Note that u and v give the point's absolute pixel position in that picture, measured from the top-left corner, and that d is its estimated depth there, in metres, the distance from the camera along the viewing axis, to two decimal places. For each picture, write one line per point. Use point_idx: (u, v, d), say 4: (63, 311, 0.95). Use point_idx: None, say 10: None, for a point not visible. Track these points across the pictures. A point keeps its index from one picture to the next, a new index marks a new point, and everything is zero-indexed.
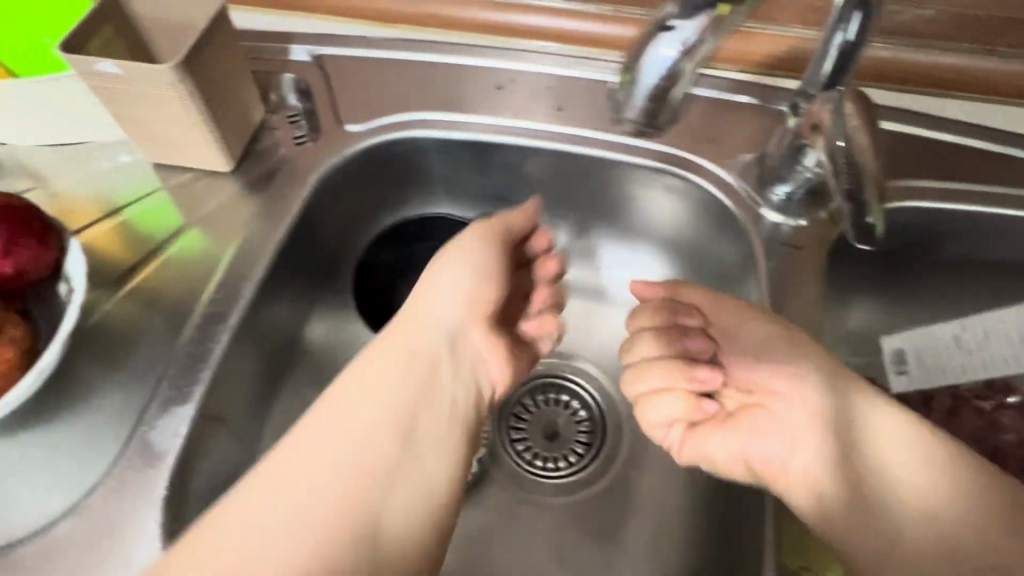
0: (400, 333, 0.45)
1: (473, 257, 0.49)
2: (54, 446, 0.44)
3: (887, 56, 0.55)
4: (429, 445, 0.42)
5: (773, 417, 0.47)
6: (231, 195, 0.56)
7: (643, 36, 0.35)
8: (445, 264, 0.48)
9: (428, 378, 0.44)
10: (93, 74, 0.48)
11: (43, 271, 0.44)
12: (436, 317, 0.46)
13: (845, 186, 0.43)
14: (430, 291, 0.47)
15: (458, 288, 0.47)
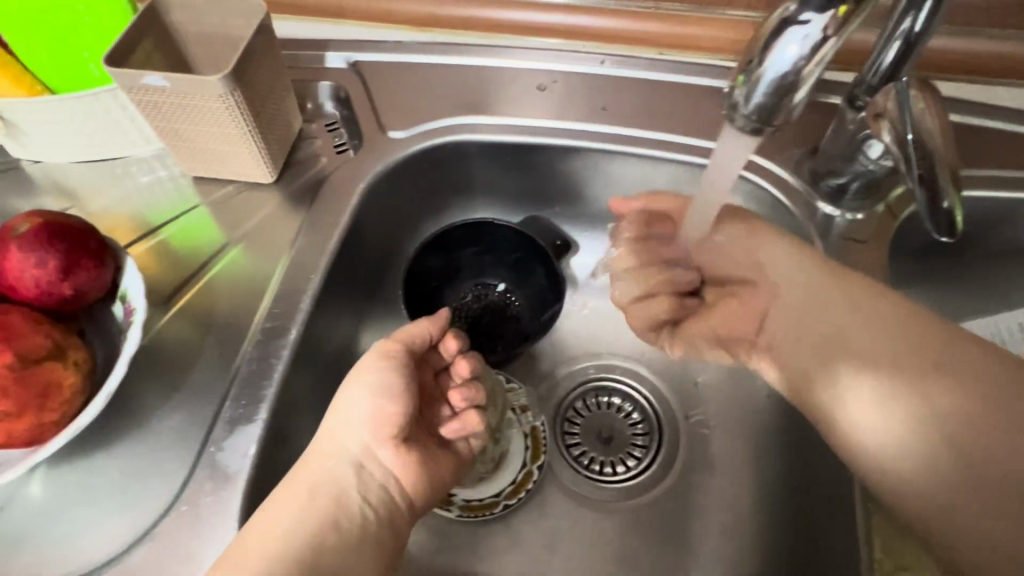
0: (303, 470, 0.42)
1: (371, 378, 0.44)
2: (121, 471, 0.43)
3: (941, 45, 0.54)
4: (338, 556, 0.39)
5: (749, 302, 0.48)
6: (276, 207, 0.55)
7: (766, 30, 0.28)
8: (347, 388, 0.44)
9: (328, 505, 0.40)
10: (138, 87, 0.47)
11: (101, 292, 0.43)
12: (340, 447, 0.43)
13: (918, 172, 0.42)
14: (336, 410, 0.44)
15: (365, 405, 0.43)
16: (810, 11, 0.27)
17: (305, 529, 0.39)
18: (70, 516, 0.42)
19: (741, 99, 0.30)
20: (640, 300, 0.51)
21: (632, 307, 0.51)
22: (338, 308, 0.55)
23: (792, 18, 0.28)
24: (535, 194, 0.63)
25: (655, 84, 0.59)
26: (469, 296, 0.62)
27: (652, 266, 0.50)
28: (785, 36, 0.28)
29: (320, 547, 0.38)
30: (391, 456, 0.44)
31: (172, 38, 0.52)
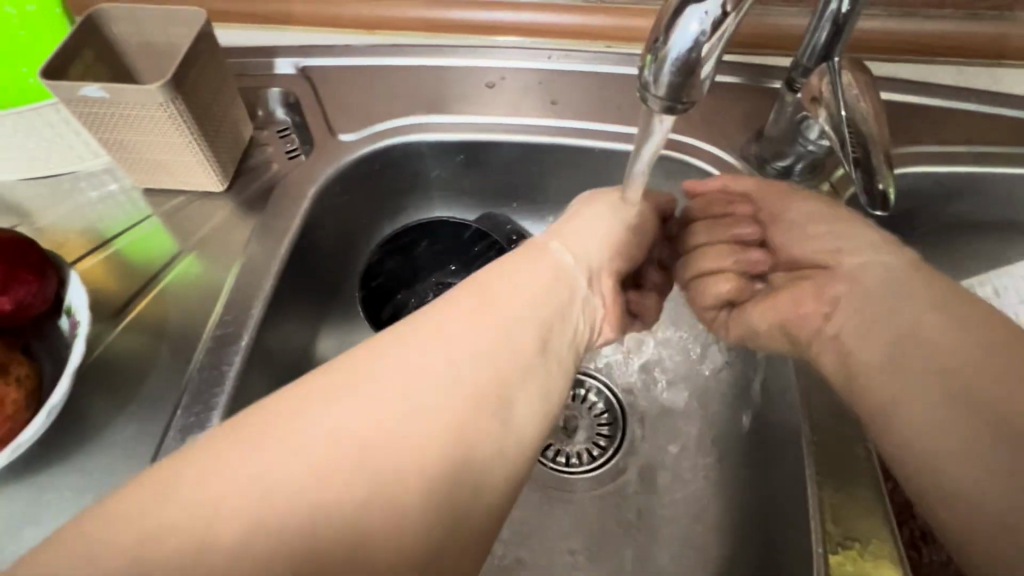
0: (541, 260, 0.39)
1: (612, 211, 0.44)
2: (71, 488, 0.43)
3: (875, 27, 0.56)
4: (532, 376, 0.33)
5: (820, 284, 0.44)
6: (227, 214, 0.54)
7: (669, 11, 0.30)
8: (588, 211, 0.44)
9: (554, 315, 0.36)
10: (76, 100, 0.46)
11: (44, 307, 0.42)
12: (579, 251, 0.41)
13: (852, 153, 0.43)
14: (568, 239, 0.41)
15: (590, 243, 0.42)
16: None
17: (514, 333, 0.33)
18: (22, 534, 0.41)
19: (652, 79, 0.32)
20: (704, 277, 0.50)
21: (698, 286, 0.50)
22: (295, 313, 0.55)
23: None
24: (493, 190, 0.63)
25: (603, 76, 0.60)
26: (432, 295, 0.61)
27: (723, 240, 0.50)
28: (685, 14, 0.30)
29: (536, 349, 0.34)
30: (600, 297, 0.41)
31: (114, 49, 0.52)
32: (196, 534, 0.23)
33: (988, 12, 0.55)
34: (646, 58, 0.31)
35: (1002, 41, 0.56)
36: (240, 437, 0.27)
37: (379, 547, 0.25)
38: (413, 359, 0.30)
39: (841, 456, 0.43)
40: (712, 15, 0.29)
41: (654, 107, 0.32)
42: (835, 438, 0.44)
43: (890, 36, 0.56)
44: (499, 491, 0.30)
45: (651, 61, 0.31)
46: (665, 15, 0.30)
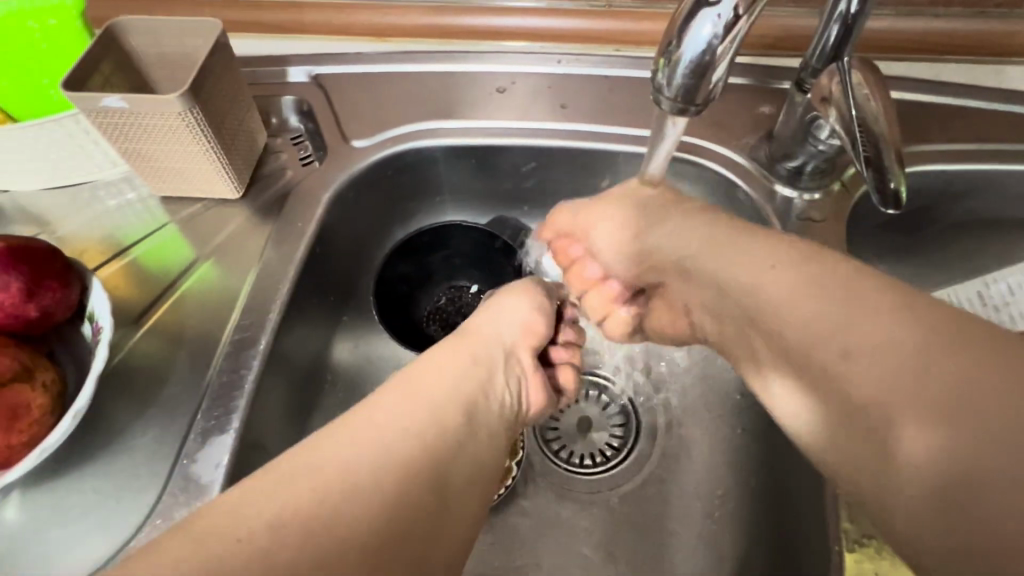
0: (458, 345, 0.41)
1: (516, 297, 0.47)
2: (95, 490, 0.43)
3: (883, 26, 0.56)
4: (469, 446, 0.35)
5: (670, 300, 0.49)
6: (243, 221, 0.55)
7: (680, 15, 0.31)
8: (502, 297, 0.47)
9: (478, 391, 0.38)
10: (98, 110, 0.47)
11: (67, 312, 0.43)
12: (495, 333, 0.43)
13: (864, 152, 0.43)
14: (496, 311, 0.46)
15: (519, 314, 0.46)
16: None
17: (466, 383, 0.37)
18: (48, 536, 0.42)
19: (665, 81, 0.32)
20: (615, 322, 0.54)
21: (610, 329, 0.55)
22: (310, 318, 0.55)
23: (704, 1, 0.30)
24: (503, 194, 0.64)
25: (612, 80, 0.60)
26: (443, 299, 0.63)
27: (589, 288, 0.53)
28: (698, 18, 0.30)
29: (475, 416, 0.36)
30: (531, 364, 0.44)
31: (132, 60, 0.53)
32: (229, 547, 0.25)
33: (998, 10, 0.55)
34: (659, 61, 0.32)
35: (1012, 38, 0.55)
36: (208, 516, 0.27)
37: (388, 550, 0.28)
38: (364, 431, 0.31)
39: None
40: (724, 19, 0.30)
41: (668, 110, 0.33)
42: None
43: (899, 34, 0.56)
44: (475, 507, 0.34)
45: (664, 65, 0.32)
46: (678, 18, 0.31)
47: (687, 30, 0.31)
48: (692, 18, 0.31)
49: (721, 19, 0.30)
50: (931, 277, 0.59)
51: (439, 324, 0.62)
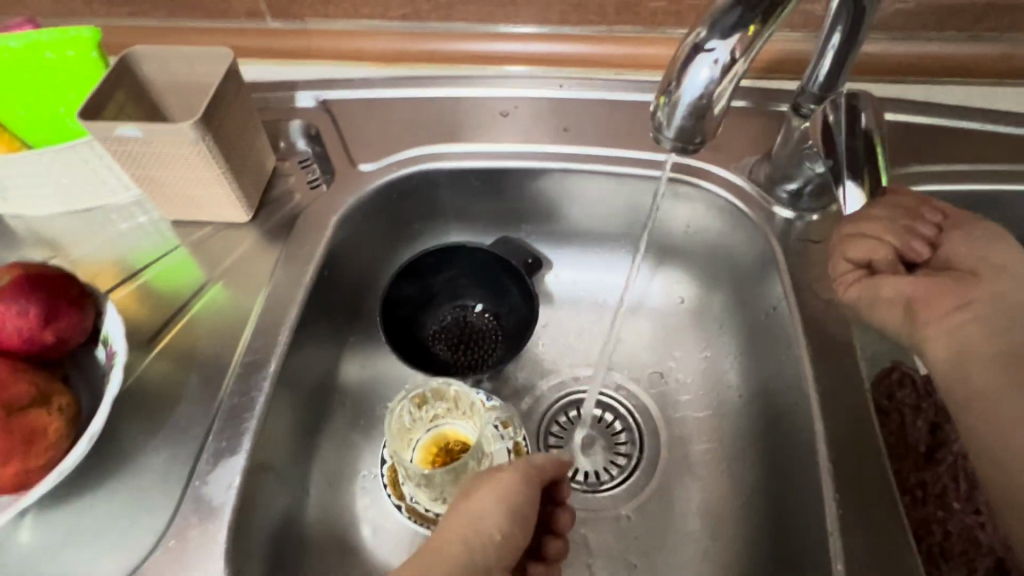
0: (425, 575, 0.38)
1: (492, 498, 0.43)
2: (107, 512, 0.44)
3: (876, 50, 0.57)
4: None
5: (956, 283, 0.45)
6: (253, 243, 0.56)
7: (677, 60, 0.33)
8: (479, 498, 0.43)
9: None
10: (113, 139, 0.49)
11: (82, 336, 0.44)
12: (465, 555, 0.40)
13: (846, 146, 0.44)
14: (471, 508, 0.42)
15: (490, 528, 0.42)
16: (714, 38, 0.31)
17: None
18: (60, 558, 0.42)
19: (665, 121, 0.34)
20: (856, 235, 0.49)
21: (840, 241, 0.50)
22: (317, 341, 0.56)
23: (700, 46, 0.32)
24: (507, 215, 0.65)
25: (613, 104, 0.62)
26: (449, 318, 0.63)
27: (893, 225, 0.48)
28: (695, 62, 0.32)
29: None
30: None
31: (145, 89, 0.54)
32: None
33: (992, 33, 0.56)
34: (659, 102, 0.34)
35: (1003, 61, 0.57)
36: None
37: None
38: None
39: (859, 473, 0.44)
40: (720, 64, 0.32)
41: (669, 147, 0.35)
42: (852, 454, 0.45)
43: (892, 57, 0.58)
44: None
45: (664, 105, 0.34)
46: (675, 62, 0.33)
47: (683, 75, 0.33)
48: (689, 61, 0.33)
49: (718, 63, 0.31)
50: None
51: (444, 342, 0.62)
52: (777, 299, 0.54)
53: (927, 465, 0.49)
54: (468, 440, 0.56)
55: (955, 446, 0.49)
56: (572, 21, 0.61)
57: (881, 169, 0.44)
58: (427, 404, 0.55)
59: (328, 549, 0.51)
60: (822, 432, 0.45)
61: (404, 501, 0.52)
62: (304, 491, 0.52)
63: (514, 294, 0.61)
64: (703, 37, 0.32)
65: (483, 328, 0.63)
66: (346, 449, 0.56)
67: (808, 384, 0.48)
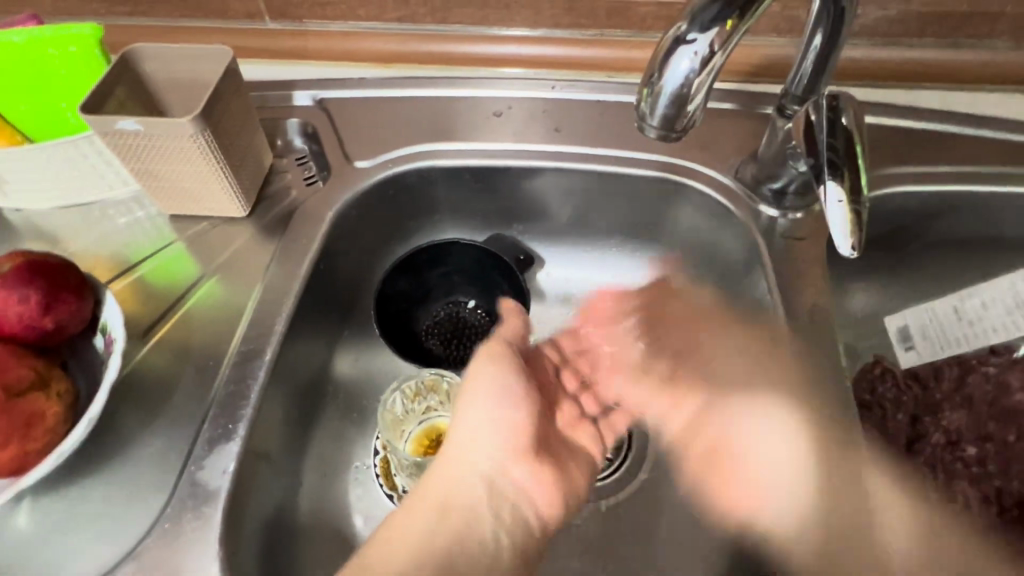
0: (441, 464, 0.48)
1: (483, 385, 0.51)
2: (102, 498, 0.45)
3: (860, 55, 0.59)
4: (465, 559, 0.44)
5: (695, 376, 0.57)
6: (249, 238, 0.57)
7: (659, 52, 0.34)
8: (471, 390, 0.51)
9: (466, 501, 0.47)
10: (113, 132, 0.50)
11: (81, 325, 0.45)
12: (472, 440, 0.49)
13: (828, 140, 0.46)
14: (461, 415, 0.50)
15: (486, 416, 0.50)
16: (694, 31, 0.33)
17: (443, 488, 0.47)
18: (56, 542, 0.43)
19: (648, 111, 0.36)
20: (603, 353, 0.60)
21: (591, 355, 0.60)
22: (312, 335, 0.57)
23: (681, 39, 0.34)
24: (499, 213, 0.66)
25: (604, 105, 0.63)
26: (442, 314, 0.64)
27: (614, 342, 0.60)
28: (676, 54, 0.34)
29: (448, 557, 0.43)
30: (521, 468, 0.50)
31: (145, 86, 0.55)
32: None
33: (970, 40, 0.57)
34: (642, 93, 0.35)
35: (981, 67, 0.58)
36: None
37: None
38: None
39: None
40: (699, 57, 0.33)
41: (653, 136, 0.36)
42: None
43: (874, 63, 0.59)
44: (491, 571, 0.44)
45: (647, 96, 0.35)
46: (658, 54, 0.35)
47: (664, 66, 0.34)
48: (671, 53, 0.34)
49: (696, 55, 0.33)
50: (909, 294, 0.61)
51: (437, 338, 0.63)
52: (762, 295, 0.55)
53: (906, 456, 0.50)
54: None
55: (932, 438, 0.51)
56: (564, 24, 0.63)
57: (863, 177, 0.45)
58: (422, 396, 0.57)
59: (320, 539, 0.52)
60: None
61: (396, 492, 0.54)
62: (297, 481, 0.53)
63: (506, 290, 0.62)
64: (684, 31, 0.33)
65: (476, 324, 0.64)
66: (340, 441, 0.57)
67: None
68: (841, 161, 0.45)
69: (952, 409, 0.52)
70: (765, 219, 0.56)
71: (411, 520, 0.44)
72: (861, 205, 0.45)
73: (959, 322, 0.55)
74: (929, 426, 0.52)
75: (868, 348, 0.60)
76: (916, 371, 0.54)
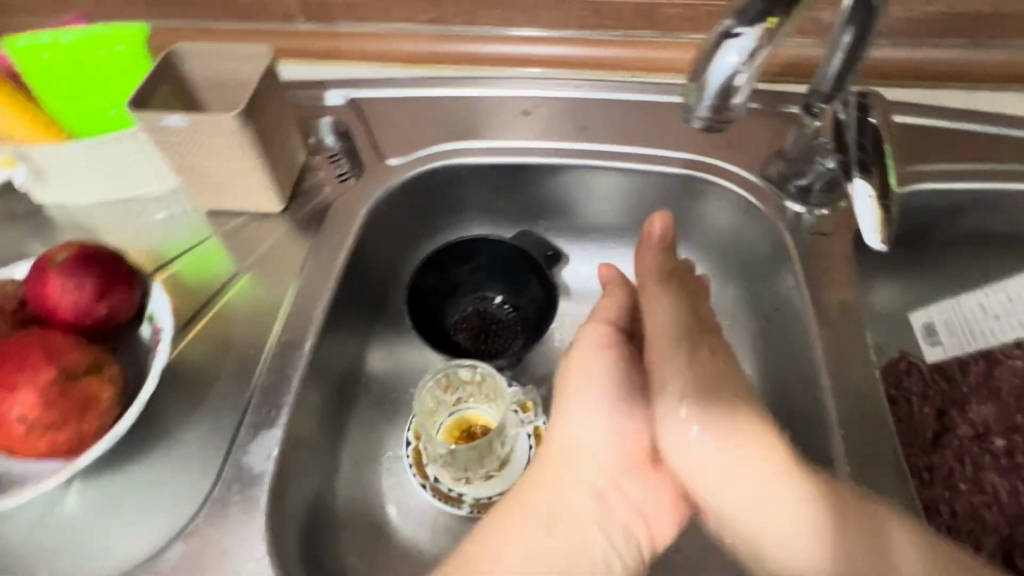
0: (543, 472, 0.46)
1: (593, 371, 0.49)
2: (149, 481, 0.46)
3: (883, 55, 0.60)
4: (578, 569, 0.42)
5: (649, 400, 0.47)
6: (284, 233, 0.59)
7: (708, 47, 0.37)
8: (577, 379, 0.49)
9: (580, 512, 0.44)
10: (158, 129, 0.51)
11: (131, 315, 0.47)
12: (584, 445, 0.47)
13: (856, 137, 0.47)
14: (569, 419, 0.48)
15: (593, 409, 0.48)
16: (740, 26, 0.36)
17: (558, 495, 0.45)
18: (105, 523, 0.45)
19: (695, 103, 0.39)
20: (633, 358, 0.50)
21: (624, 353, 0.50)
22: (346, 328, 0.58)
23: (728, 34, 0.36)
24: (526, 210, 0.67)
25: (630, 105, 0.64)
26: (470, 309, 0.66)
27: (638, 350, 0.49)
28: (723, 49, 0.37)
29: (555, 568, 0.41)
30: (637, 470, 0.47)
31: (186, 84, 0.57)
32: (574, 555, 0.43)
33: (993, 40, 0.58)
34: (690, 87, 0.39)
35: (1004, 67, 0.59)
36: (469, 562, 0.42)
37: None
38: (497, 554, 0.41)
39: (872, 452, 0.46)
40: (745, 52, 0.36)
41: (700, 126, 0.40)
42: (865, 433, 0.46)
43: (898, 63, 0.60)
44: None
45: (695, 90, 0.39)
46: (706, 49, 0.38)
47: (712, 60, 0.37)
48: (718, 47, 0.37)
49: (742, 50, 0.36)
50: (932, 291, 0.62)
51: (465, 332, 0.64)
52: (787, 291, 0.56)
53: (934, 450, 0.51)
54: (490, 424, 0.58)
55: (959, 431, 0.51)
56: (591, 25, 0.64)
57: (892, 172, 0.47)
58: (453, 387, 0.57)
59: (355, 525, 0.53)
60: (835, 412, 0.47)
61: (428, 481, 0.55)
62: (333, 469, 0.54)
63: (533, 286, 0.64)
64: (731, 27, 0.36)
65: (503, 319, 0.65)
66: (371, 432, 0.58)
67: (820, 368, 0.49)
68: (867, 158, 0.47)
69: (979, 402, 0.52)
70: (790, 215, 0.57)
71: (521, 525, 0.43)
72: (888, 202, 0.46)
73: (984, 316, 0.58)
74: (959, 419, 0.52)
75: (891, 343, 0.61)
76: (943, 367, 0.55)
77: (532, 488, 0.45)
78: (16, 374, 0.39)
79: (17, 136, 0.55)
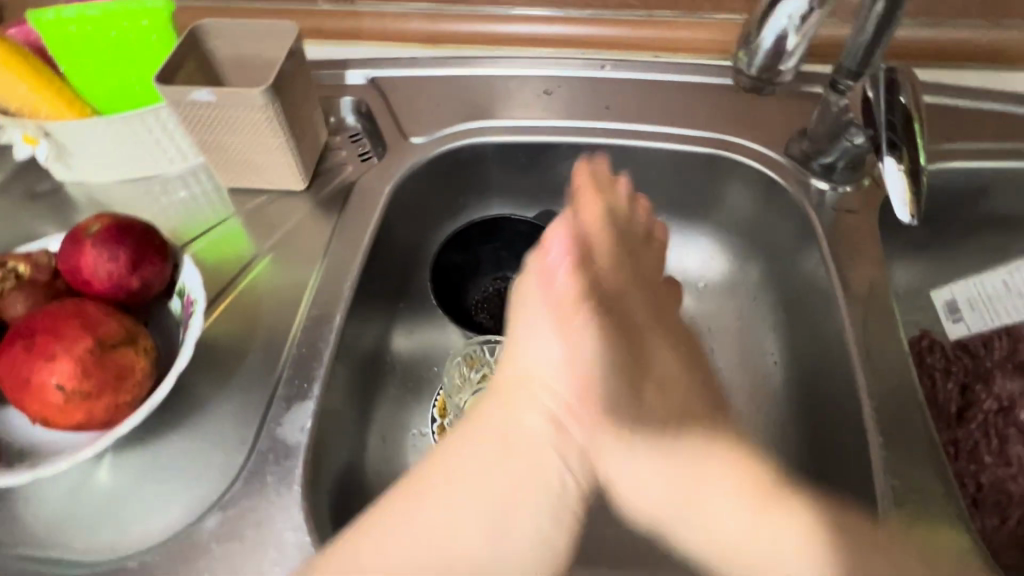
0: (493, 402, 0.44)
1: (553, 290, 0.43)
2: (182, 454, 0.46)
3: (907, 35, 0.60)
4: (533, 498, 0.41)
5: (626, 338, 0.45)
6: (308, 210, 0.58)
7: (770, 5, 0.52)
8: (530, 298, 0.44)
9: (523, 436, 0.42)
10: (185, 103, 0.51)
11: (161, 286, 0.47)
12: (535, 370, 0.43)
13: (886, 114, 0.47)
14: (522, 343, 0.44)
15: (557, 351, 0.43)
16: None
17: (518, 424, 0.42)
18: (138, 496, 0.44)
19: (756, 54, 0.58)
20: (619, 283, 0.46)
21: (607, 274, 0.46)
22: (370, 305, 0.58)
23: None
24: (545, 190, 0.67)
25: (653, 84, 0.64)
26: (490, 289, 0.65)
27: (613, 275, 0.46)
28: (778, 8, 0.51)
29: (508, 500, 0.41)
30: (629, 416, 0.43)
31: (210, 61, 0.57)
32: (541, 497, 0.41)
33: (1015, 20, 0.59)
34: (749, 43, 0.57)
35: None
36: (408, 494, 0.41)
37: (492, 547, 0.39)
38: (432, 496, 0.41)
39: (901, 424, 0.46)
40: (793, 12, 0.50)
41: (763, 70, 0.59)
42: (893, 405, 0.47)
43: (922, 43, 0.60)
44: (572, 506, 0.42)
45: (754, 43, 0.56)
46: (768, 5, 0.52)
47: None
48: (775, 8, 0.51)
49: (791, 11, 0.50)
50: (953, 270, 0.62)
51: (487, 312, 0.64)
52: (813, 269, 0.56)
53: (959, 424, 0.52)
54: None
55: (984, 405, 0.52)
56: (613, 5, 0.64)
57: (922, 150, 0.46)
58: (478, 365, 0.58)
59: (382, 501, 0.53)
60: (864, 386, 0.48)
61: None
62: (361, 444, 0.54)
63: None
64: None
65: None
66: (396, 410, 0.58)
67: (849, 342, 0.50)
68: (899, 134, 0.47)
69: (1003, 377, 0.53)
70: (815, 194, 0.57)
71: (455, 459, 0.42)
72: (919, 176, 0.47)
73: (1010, 293, 0.58)
74: (983, 393, 0.53)
75: (914, 321, 0.61)
76: (965, 343, 0.56)
77: (481, 409, 0.44)
78: (54, 343, 0.40)
79: (41, 113, 0.54)
